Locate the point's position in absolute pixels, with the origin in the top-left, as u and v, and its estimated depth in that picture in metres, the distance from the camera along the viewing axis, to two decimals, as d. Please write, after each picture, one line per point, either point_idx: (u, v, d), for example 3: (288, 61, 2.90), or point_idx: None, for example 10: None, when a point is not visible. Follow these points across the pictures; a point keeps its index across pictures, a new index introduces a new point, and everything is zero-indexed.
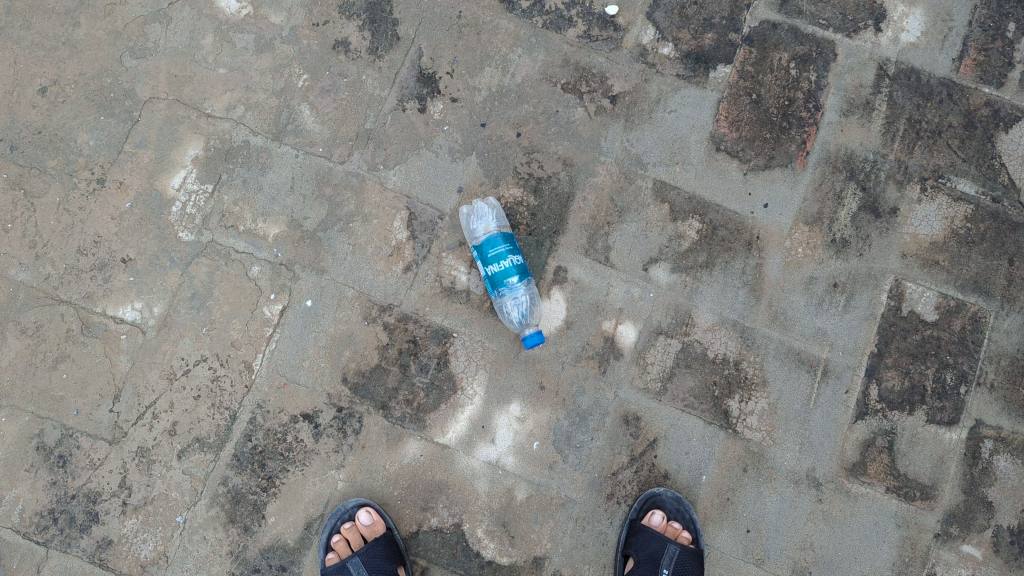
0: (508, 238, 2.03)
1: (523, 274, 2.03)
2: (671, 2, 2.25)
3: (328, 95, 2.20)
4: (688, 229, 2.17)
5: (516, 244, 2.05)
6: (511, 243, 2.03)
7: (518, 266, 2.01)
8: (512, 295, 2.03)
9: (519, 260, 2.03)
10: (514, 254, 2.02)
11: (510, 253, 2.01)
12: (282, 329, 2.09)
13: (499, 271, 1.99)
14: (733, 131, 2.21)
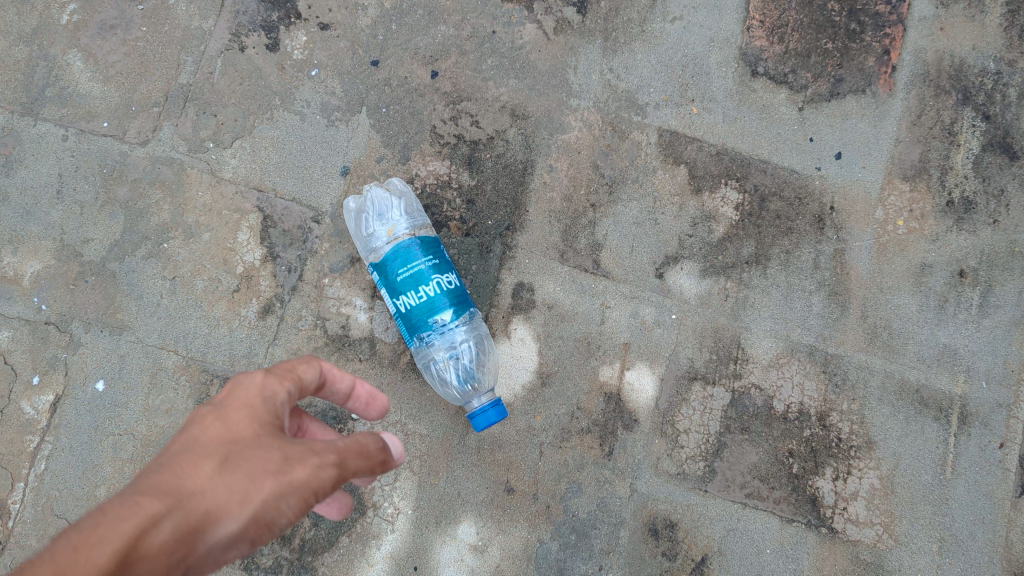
0: (429, 245, 1.18)
1: (461, 304, 1.18)
2: None
3: (113, 34, 1.34)
4: (722, 205, 1.34)
5: (444, 254, 1.21)
6: (436, 253, 1.18)
7: (450, 291, 1.17)
8: (445, 341, 1.19)
9: (452, 282, 1.18)
10: (443, 274, 1.18)
11: (434, 273, 1.16)
12: (56, 435, 1.23)
13: (417, 305, 1.15)
14: (775, 44, 1.39)
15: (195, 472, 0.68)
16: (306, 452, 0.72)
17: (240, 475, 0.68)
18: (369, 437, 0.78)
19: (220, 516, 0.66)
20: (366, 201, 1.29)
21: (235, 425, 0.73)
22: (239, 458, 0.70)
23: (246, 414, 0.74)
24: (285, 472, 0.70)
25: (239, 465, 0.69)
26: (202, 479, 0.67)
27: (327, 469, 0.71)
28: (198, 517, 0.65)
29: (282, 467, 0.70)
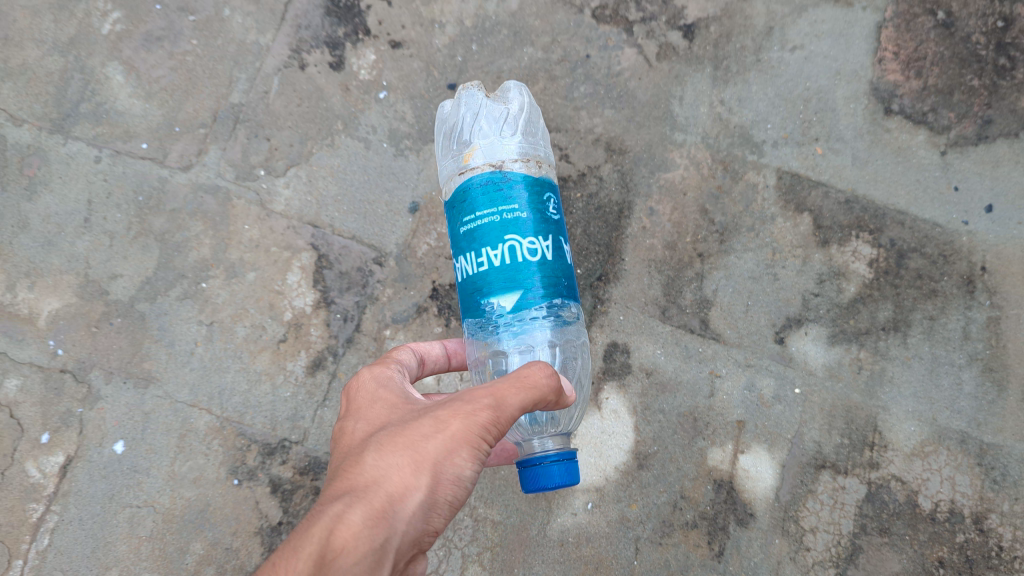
0: (519, 186, 0.78)
1: (546, 285, 0.76)
2: None
3: (158, 45, 1.18)
4: (853, 260, 1.14)
5: (545, 206, 0.79)
6: (529, 198, 0.78)
7: (531, 264, 0.75)
8: (519, 342, 0.81)
9: (538, 251, 0.76)
10: (530, 236, 0.76)
11: (510, 227, 0.75)
12: (63, 506, 1.04)
13: (474, 274, 0.76)
14: (913, 78, 1.20)
15: (362, 464, 0.60)
16: (450, 407, 0.63)
17: (400, 449, 0.60)
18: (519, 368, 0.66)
19: (405, 492, 0.58)
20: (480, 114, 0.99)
21: (379, 417, 0.67)
22: (393, 437, 0.61)
23: (383, 410, 0.68)
24: (446, 425, 0.61)
25: (394, 445, 0.60)
26: (371, 468, 0.59)
27: (483, 413, 0.62)
28: (383, 501, 0.57)
29: (438, 423, 0.61)
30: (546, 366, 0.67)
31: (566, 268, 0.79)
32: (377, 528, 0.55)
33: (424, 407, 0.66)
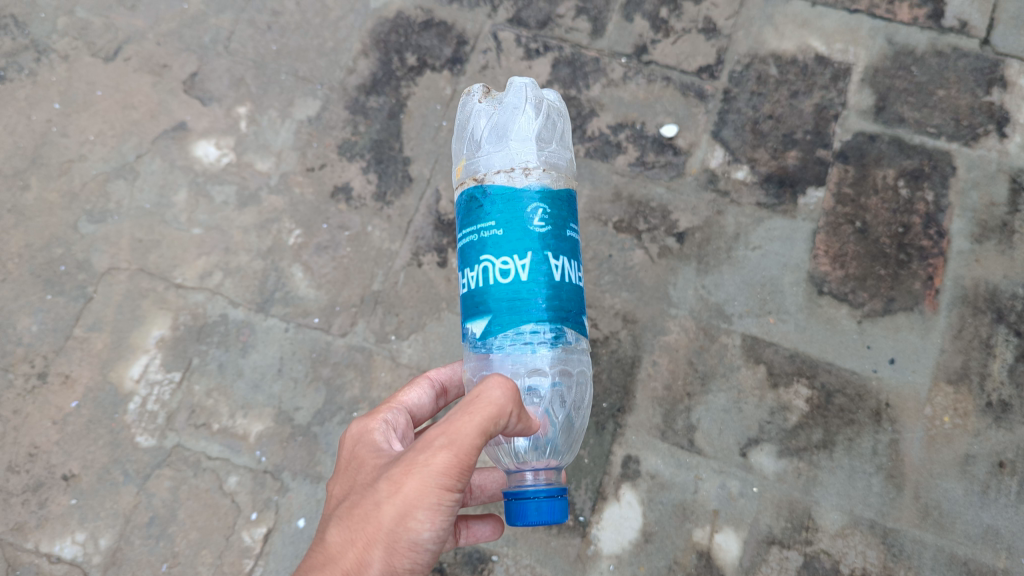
0: (507, 200, 1.06)
1: (517, 296, 1.03)
2: (740, 118, 1.87)
3: (326, 252, 1.79)
4: (794, 397, 1.66)
5: (524, 220, 1.05)
6: (511, 216, 1.05)
7: (501, 280, 1.03)
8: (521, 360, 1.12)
9: (512, 269, 1.03)
10: (501, 253, 1.04)
11: (491, 242, 1.05)
12: (266, 560, 1.60)
13: (471, 288, 1.07)
14: (837, 269, 1.74)
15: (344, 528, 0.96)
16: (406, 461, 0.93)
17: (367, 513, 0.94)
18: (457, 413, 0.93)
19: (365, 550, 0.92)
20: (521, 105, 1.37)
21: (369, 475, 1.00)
22: (364, 502, 0.95)
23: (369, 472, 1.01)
24: (396, 484, 0.93)
25: (366, 507, 0.94)
26: (348, 533, 0.95)
27: (432, 460, 0.92)
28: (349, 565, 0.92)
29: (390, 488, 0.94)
30: (485, 400, 0.93)
31: (545, 286, 1.04)
32: None
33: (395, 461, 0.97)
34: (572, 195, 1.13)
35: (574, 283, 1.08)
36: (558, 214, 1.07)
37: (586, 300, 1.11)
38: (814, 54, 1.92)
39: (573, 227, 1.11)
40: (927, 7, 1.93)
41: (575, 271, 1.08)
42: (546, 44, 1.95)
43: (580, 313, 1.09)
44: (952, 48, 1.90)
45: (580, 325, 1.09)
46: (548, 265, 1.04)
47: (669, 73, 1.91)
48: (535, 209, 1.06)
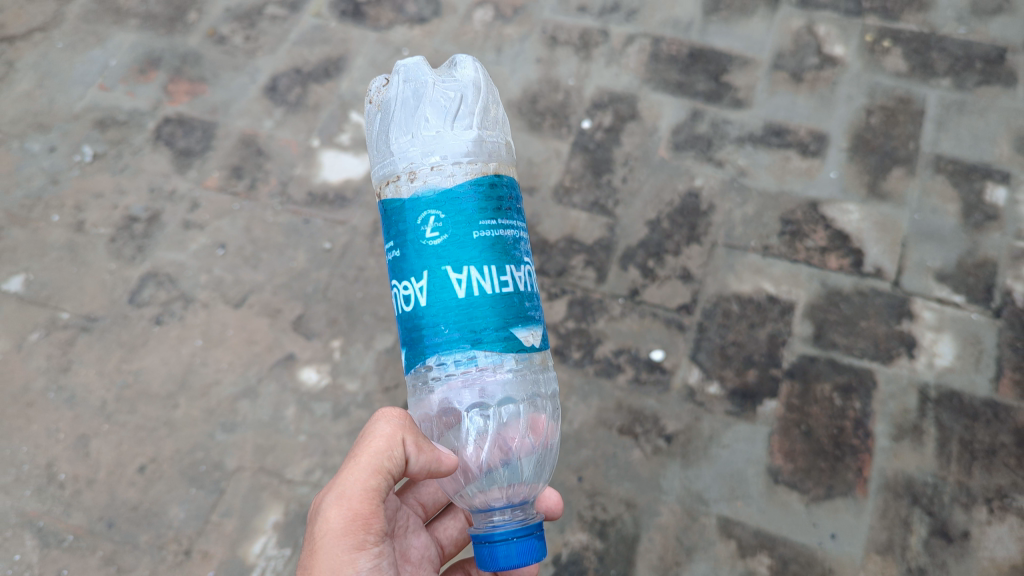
0: (407, 214, 1.40)
1: (420, 317, 1.37)
2: (712, 344, 2.45)
3: None
4: (759, 565, 2.17)
5: (421, 235, 1.37)
6: (409, 235, 1.39)
7: (406, 301, 1.39)
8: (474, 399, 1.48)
9: (412, 292, 1.38)
10: (406, 269, 1.39)
11: (398, 264, 1.41)
12: None
13: (398, 307, 1.43)
14: (789, 463, 2.28)
15: None
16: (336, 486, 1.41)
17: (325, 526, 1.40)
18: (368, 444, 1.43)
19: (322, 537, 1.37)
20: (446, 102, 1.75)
21: None
22: None
23: None
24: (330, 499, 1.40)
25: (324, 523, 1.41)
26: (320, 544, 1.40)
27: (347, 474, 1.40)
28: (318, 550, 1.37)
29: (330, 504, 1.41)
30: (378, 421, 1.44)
31: (443, 296, 1.34)
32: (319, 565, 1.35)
33: None
34: (486, 192, 1.40)
35: (480, 289, 1.35)
36: (459, 221, 1.37)
37: (506, 300, 1.37)
38: (765, 294, 2.52)
39: (479, 228, 1.37)
40: (850, 256, 2.56)
41: (484, 275, 1.35)
42: (563, 288, 2.57)
43: (496, 310, 1.35)
44: (870, 288, 2.51)
45: (495, 328, 1.35)
46: (447, 282, 1.34)
47: (655, 310, 2.52)
48: (430, 218, 1.37)
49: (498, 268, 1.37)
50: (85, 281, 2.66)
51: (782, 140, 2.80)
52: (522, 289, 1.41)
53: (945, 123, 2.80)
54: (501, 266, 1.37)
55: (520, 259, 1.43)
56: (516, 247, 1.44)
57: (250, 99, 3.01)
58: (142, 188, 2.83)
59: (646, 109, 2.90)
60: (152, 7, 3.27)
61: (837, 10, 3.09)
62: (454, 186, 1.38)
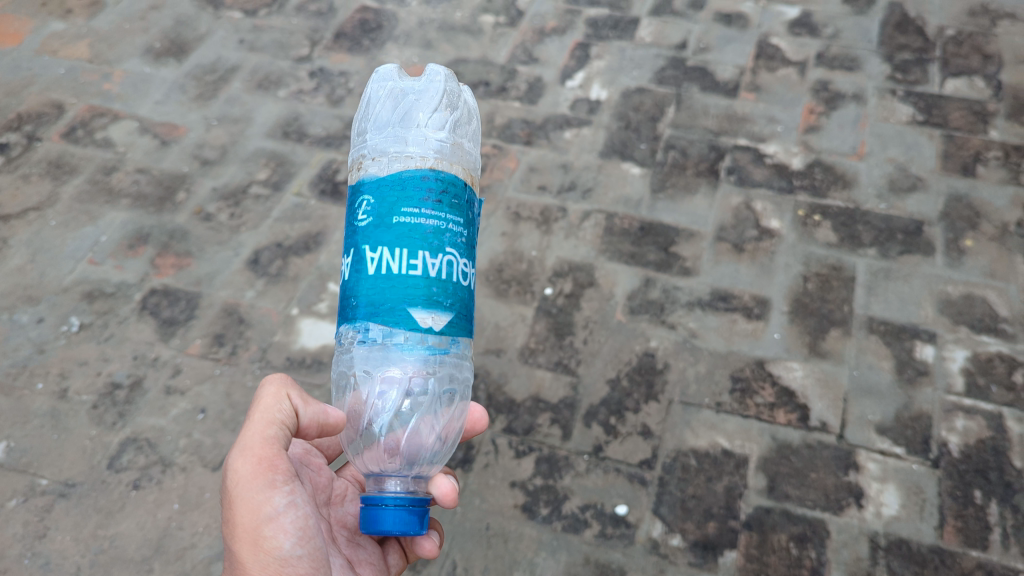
0: (354, 201, 1.66)
1: (346, 288, 1.60)
2: (673, 497, 2.58)
3: None
4: None
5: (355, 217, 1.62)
6: (351, 219, 1.65)
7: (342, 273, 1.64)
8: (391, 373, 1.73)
9: (346, 266, 1.62)
10: (347, 245, 1.64)
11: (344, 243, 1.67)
12: None
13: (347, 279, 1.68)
14: None
15: None
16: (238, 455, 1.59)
17: None
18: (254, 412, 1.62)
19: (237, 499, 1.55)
20: (418, 103, 2.13)
21: None
22: None
23: None
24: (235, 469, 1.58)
25: None
26: None
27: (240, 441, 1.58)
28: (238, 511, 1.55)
29: None
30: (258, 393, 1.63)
31: (358, 266, 1.57)
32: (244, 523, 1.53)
33: None
34: (421, 185, 1.58)
35: (390, 267, 1.53)
36: (389, 206, 1.57)
37: (413, 280, 1.53)
38: (720, 448, 2.67)
39: (401, 214, 1.56)
40: (796, 411, 2.75)
41: (395, 255, 1.54)
42: (530, 445, 2.71)
43: (400, 288, 1.52)
44: (817, 441, 2.68)
45: (396, 303, 1.52)
46: (364, 259, 1.56)
47: (618, 465, 2.65)
48: (365, 203, 1.61)
49: (410, 251, 1.54)
50: (66, 447, 2.73)
51: (728, 304, 3.04)
52: (439, 276, 1.55)
53: (874, 288, 3.08)
54: (415, 250, 1.54)
55: (449, 252, 1.58)
56: (448, 239, 1.59)
57: (233, 271, 3.21)
58: (127, 356, 2.96)
59: (603, 277, 3.14)
60: (143, 187, 3.51)
61: (771, 188, 3.43)
62: (395, 174, 1.59)
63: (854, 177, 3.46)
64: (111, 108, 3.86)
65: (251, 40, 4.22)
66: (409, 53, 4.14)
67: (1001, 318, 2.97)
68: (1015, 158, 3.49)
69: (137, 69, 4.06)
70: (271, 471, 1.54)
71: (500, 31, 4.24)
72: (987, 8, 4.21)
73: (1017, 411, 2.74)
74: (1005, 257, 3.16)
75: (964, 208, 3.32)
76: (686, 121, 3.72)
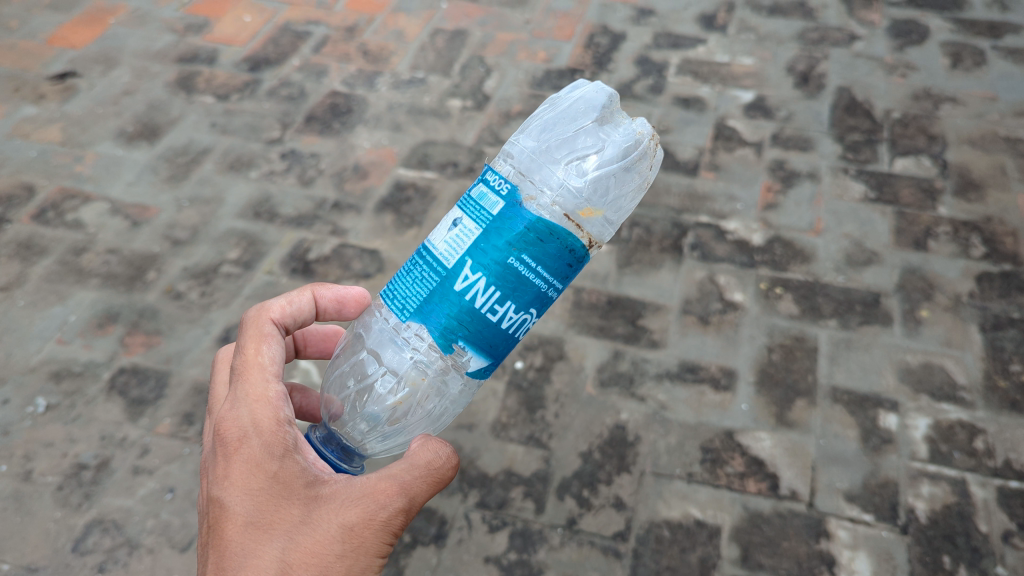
0: (554, 255, 1.47)
1: (488, 331, 1.50)
2: (648, 569, 2.58)
3: None
4: None
5: (546, 283, 1.49)
6: (540, 268, 1.48)
7: (488, 308, 1.49)
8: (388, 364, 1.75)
9: (499, 313, 1.49)
10: (511, 287, 1.48)
11: (511, 280, 1.47)
12: None
13: (470, 289, 1.49)
14: None
15: (339, 512, 1.45)
16: (384, 482, 1.50)
17: (355, 508, 1.46)
18: (419, 458, 1.57)
19: (362, 522, 1.45)
20: (597, 130, 1.95)
21: (329, 484, 1.49)
22: (353, 499, 1.47)
23: (333, 483, 1.50)
24: (378, 492, 1.48)
25: (356, 504, 1.47)
26: (342, 518, 1.45)
27: (400, 481, 1.51)
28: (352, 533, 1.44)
29: (371, 493, 1.48)
30: (436, 450, 1.60)
31: (514, 335, 1.53)
32: (352, 546, 1.44)
33: (366, 482, 1.50)
34: (563, 253, 1.48)
35: (473, 300, 1.49)
36: (517, 243, 1.47)
37: (487, 327, 1.49)
38: (693, 518, 2.69)
39: (542, 275, 1.48)
40: (766, 481, 2.78)
41: (487, 296, 1.48)
42: (504, 519, 2.70)
43: (468, 323, 1.49)
44: (788, 509, 2.71)
45: (472, 345, 1.51)
46: (525, 328, 1.53)
47: (592, 538, 2.65)
48: (563, 271, 1.50)
49: (506, 302, 1.48)
50: (28, 531, 2.67)
51: (696, 376, 3.10)
52: (512, 331, 1.52)
53: (837, 357, 3.16)
54: (512, 303, 1.48)
55: (538, 313, 1.52)
56: (548, 303, 1.52)
57: (203, 348, 3.20)
58: (94, 436, 2.92)
59: (572, 350, 3.19)
60: (114, 267, 3.52)
61: (733, 262, 3.53)
62: (544, 218, 1.47)
63: (813, 251, 3.58)
64: (83, 189, 3.88)
65: (223, 124, 4.30)
66: (379, 136, 4.24)
67: (959, 386, 3.06)
68: (963, 233, 3.65)
69: (109, 152, 4.10)
70: (396, 536, 1.50)
71: (467, 115, 4.38)
72: (930, 93, 4.45)
73: (979, 475, 2.80)
74: (960, 326, 3.27)
75: (918, 280, 3.44)
76: (649, 199, 3.83)
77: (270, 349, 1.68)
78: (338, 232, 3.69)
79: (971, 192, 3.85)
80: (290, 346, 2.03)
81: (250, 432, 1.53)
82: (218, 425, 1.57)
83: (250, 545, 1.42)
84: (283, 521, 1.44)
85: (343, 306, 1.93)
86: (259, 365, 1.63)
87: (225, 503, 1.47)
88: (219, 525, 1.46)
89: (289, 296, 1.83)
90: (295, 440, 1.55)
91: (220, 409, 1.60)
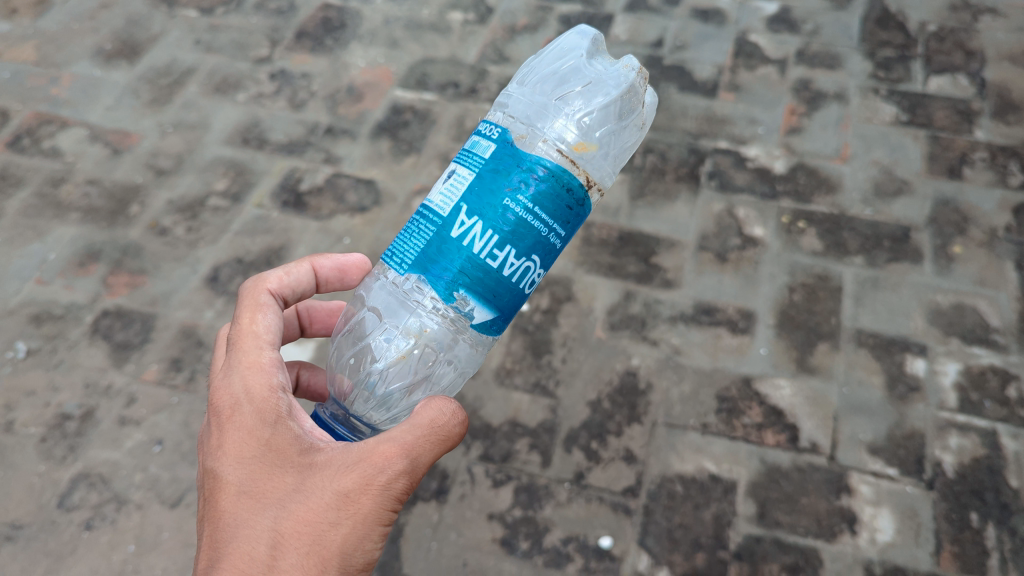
0: (555, 187, 1.27)
1: (492, 278, 1.29)
2: (659, 527, 2.46)
3: None
4: None
5: (548, 220, 1.29)
6: (541, 202, 1.27)
7: (485, 247, 1.28)
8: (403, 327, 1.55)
9: (500, 257, 1.28)
10: (508, 224, 1.28)
11: (508, 216, 1.27)
12: None
13: (464, 232, 1.30)
14: None
15: (334, 482, 1.27)
16: (382, 447, 1.29)
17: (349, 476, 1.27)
18: (425, 416, 1.34)
19: (358, 496, 1.27)
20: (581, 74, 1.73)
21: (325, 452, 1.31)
22: (347, 468, 1.28)
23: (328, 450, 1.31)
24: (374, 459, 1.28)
25: (351, 474, 1.27)
26: (337, 487, 1.27)
27: (401, 446, 1.30)
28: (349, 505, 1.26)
29: (364, 460, 1.28)
30: (444, 406, 1.37)
31: (522, 282, 1.31)
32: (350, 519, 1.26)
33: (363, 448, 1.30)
34: (562, 193, 1.28)
35: (471, 246, 1.29)
36: (514, 182, 1.28)
37: (488, 275, 1.29)
38: (707, 473, 2.56)
39: (544, 211, 1.28)
40: (785, 433, 2.63)
41: (486, 240, 1.28)
42: (508, 474, 2.57)
43: (467, 273, 1.29)
44: (808, 463, 2.57)
45: (475, 295, 1.30)
46: (532, 275, 1.32)
47: (601, 494, 2.52)
48: (569, 208, 1.30)
49: (505, 246, 1.28)
50: (12, 485, 2.55)
51: (712, 318, 2.92)
52: (516, 281, 1.31)
53: (862, 299, 2.97)
54: (513, 248, 1.28)
55: (542, 263, 1.31)
56: (551, 252, 1.31)
57: (190, 289, 3.02)
58: (77, 384, 2.77)
59: (581, 291, 3.00)
60: (94, 200, 3.31)
61: (753, 193, 3.30)
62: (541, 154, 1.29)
63: (838, 181, 3.34)
64: (59, 115, 3.64)
65: (207, 40, 4.01)
66: (375, 53, 3.95)
67: (992, 329, 2.87)
68: (1001, 159, 3.40)
69: (86, 72, 3.84)
70: (400, 503, 1.31)
71: (469, 29, 4.07)
72: (968, 3, 4.11)
73: (1011, 427, 2.65)
74: (994, 264, 3.06)
75: (951, 213, 3.22)
76: (665, 123, 3.58)
77: (266, 317, 1.49)
78: (331, 161, 3.46)
79: (1010, 114, 3.58)
80: (293, 322, 1.85)
81: (241, 400, 1.36)
82: (211, 394, 1.40)
83: (243, 515, 1.27)
84: (276, 490, 1.28)
85: (345, 275, 1.74)
86: (252, 333, 1.45)
87: (218, 473, 1.32)
88: (213, 497, 1.31)
89: (286, 266, 1.63)
90: (290, 406, 1.37)
91: (215, 377, 1.43)
